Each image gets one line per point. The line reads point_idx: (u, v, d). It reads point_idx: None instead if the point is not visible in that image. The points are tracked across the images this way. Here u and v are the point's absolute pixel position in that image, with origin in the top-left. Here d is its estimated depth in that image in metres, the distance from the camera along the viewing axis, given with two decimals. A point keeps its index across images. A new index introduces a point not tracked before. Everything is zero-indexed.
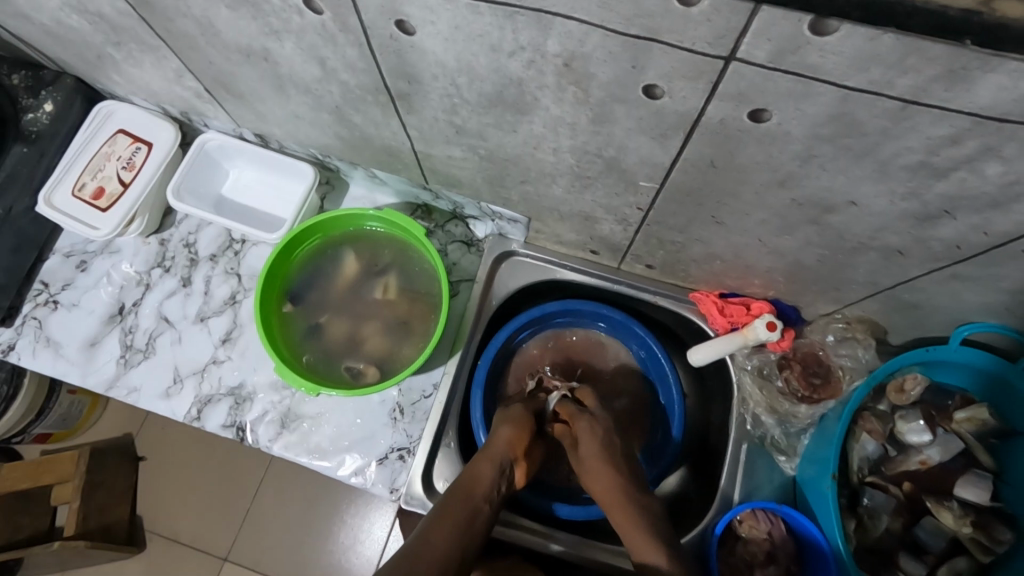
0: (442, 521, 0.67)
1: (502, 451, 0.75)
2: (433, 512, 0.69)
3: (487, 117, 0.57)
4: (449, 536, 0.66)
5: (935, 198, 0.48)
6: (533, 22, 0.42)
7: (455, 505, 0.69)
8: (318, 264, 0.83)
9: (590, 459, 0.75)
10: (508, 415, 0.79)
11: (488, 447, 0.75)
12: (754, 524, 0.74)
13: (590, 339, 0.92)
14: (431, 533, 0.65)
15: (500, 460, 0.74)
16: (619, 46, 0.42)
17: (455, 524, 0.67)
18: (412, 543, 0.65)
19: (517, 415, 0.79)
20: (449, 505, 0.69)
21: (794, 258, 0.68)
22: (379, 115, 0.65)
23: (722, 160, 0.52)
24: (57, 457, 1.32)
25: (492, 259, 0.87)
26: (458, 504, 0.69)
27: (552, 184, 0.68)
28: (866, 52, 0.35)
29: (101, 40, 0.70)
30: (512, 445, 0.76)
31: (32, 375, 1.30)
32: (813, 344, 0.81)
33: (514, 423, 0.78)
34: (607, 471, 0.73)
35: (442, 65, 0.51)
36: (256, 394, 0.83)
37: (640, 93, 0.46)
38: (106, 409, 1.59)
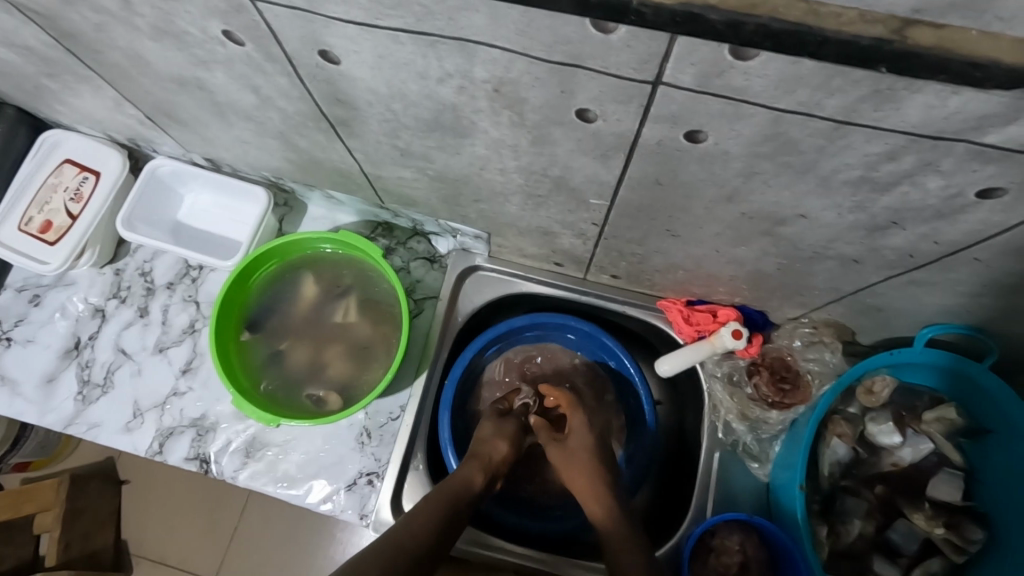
0: (426, 506, 0.66)
1: (493, 462, 0.75)
2: (424, 498, 0.68)
3: (429, 140, 0.55)
4: (433, 521, 0.64)
5: (882, 210, 0.47)
6: (456, 50, 0.41)
7: (446, 498, 0.68)
8: (280, 289, 0.82)
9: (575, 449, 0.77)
10: (503, 430, 0.79)
11: (481, 454, 0.75)
12: (725, 536, 0.73)
13: (560, 352, 0.91)
14: (416, 519, 0.64)
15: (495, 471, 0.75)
16: (545, 72, 0.40)
17: (443, 509, 0.66)
18: (395, 528, 0.63)
19: (509, 431, 0.79)
20: (434, 497, 0.67)
21: (753, 267, 0.67)
22: (322, 139, 0.63)
23: (666, 178, 0.50)
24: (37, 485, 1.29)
25: (456, 275, 0.86)
26: (440, 498, 0.67)
27: (506, 202, 0.66)
28: (790, 74, 0.34)
29: (33, 71, 0.68)
30: (502, 460, 0.76)
31: None
32: (781, 350, 0.80)
33: (508, 439, 0.78)
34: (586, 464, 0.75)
35: (373, 92, 0.49)
36: (219, 424, 0.81)
37: (574, 116, 0.45)
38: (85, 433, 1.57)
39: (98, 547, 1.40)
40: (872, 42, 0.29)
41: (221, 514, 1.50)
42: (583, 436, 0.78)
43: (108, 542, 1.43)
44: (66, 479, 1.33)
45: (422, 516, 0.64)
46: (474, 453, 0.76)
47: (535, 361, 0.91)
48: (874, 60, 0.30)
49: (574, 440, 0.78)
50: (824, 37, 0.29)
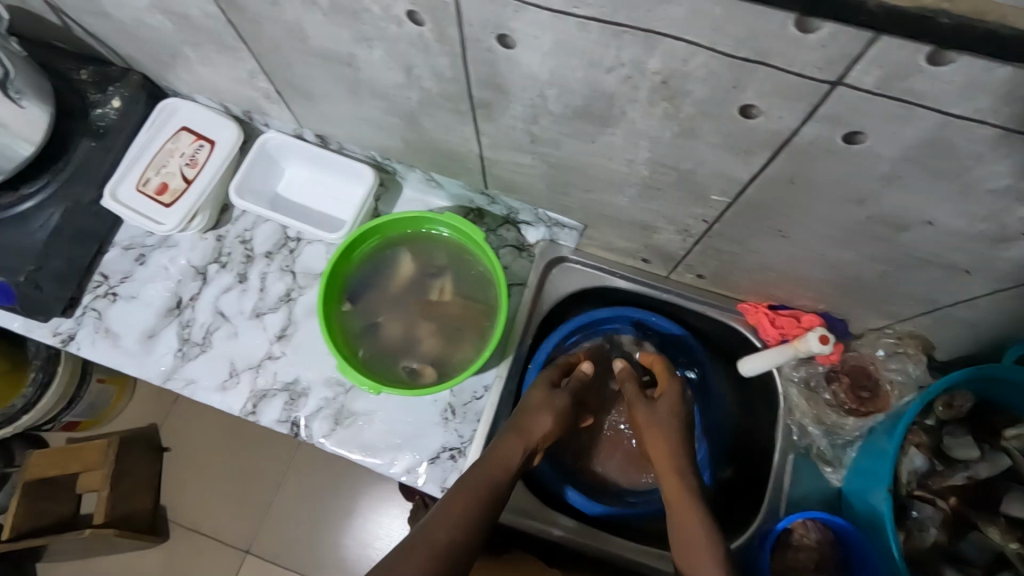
0: (461, 496, 0.64)
1: (532, 439, 0.74)
2: (452, 488, 0.66)
3: (568, 127, 0.58)
4: (465, 513, 0.62)
5: (1013, 219, 0.49)
6: (640, 41, 0.44)
7: (485, 486, 0.66)
8: (377, 261, 0.85)
9: (659, 427, 0.76)
10: (542, 399, 0.78)
11: (519, 431, 0.74)
12: (805, 532, 0.74)
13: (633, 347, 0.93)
14: (450, 508, 0.62)
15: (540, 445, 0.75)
16: (722, 67, 0.44)
17: (474, 499, 0.64)
18: (421, 532, 0.60)
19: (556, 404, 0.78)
20: (470, 486, 0.66)
21: (852, 275, 0.69)
22: (452, 121, 0.66)
23: (802, 177, 0.53)
24: (86, 446, 1.38)
25: (543, 265, 0.89)
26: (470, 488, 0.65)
27: (617, 194, 0.69)
28: (978, 81, 0.37)
29: (178, 40, 0.71)
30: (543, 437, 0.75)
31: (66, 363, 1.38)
32: (862, 358, 0.82)
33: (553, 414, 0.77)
34: (675, 446, 0.75)
35: (533, 77, 0.52)
36: (310, 389, 0.85)
37: (734, 112, 0.48)
38: (132, 398, 1.62)
39: (138, 509, 1.45)
40: None
41: (259, 487, 1.53)
42: (672, 403, 0.78)
43: (148, 505, 1.48)
44: (113, 443, 1.40)
45: (443, 526, 0.60)
46: (518, 426, 0.75)
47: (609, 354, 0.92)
48: None
49: (663, 405, 0.78)
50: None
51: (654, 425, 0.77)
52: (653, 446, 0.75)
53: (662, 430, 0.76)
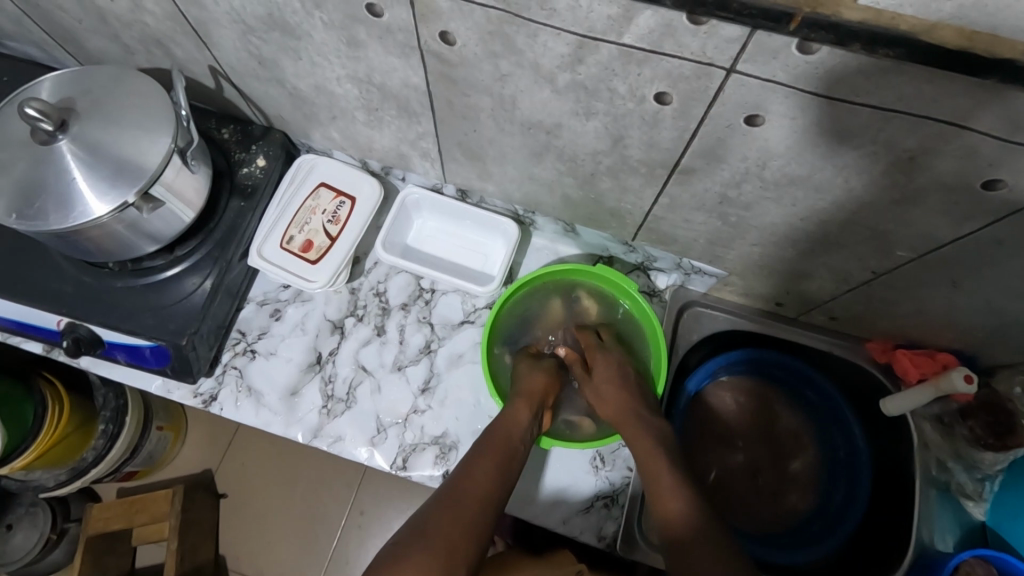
0: (477, 463, 0.69)
1: (535, 397, 0.80)
2: (471, 455, 0.71)
3: (773, 192, 0.61)
4: (488, 475, 0.68)
5: None
6: (908, 125, 0.47)
7: (498, 448, 0.71)
8: (532, 316, 0.92)
9: (606, 383, 0.81)
10: (541, 365, 0.86)
11: (525, 391, 0.80)
12: (975, 572, 0.75)
13: (768, 394, 0.97)
14: (475, 469, 0.68)
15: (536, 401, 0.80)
16: (983, 148, 0.47)
17: (493, 466, 0.69)
18: (446, 490, 0.66)
19: (548, 366, 0.86)
20: (486, 449, 0.71)
21: (1009, 321, 0.73)
22: (636, 183, 0.69)
23: (1012, 240, 0.57)
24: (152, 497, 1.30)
25: (675, 311, 0.92)
26: (494, 444, 0.72)
27: (787, 247, 0.72)
28: None
29: (355, 105, 0.73)
30: (544, 389, 0.82)
31: (133, 410, 1.31)
32: (998, 395, 0.83)
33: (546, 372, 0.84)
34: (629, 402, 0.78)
35: (764, 150, 0.55)
36: (460, 442, 0.84)
37: (975, 184, 0.51)
38: (185, 442, 1.56)
39: (203, 561, 1.37)
40: None
41: (322, 532, 1.48)
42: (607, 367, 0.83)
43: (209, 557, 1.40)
44: (177, 491, 1.31)
45: (482, 472, 0.68)
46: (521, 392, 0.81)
47: (746, 400, 0.97)
48: None
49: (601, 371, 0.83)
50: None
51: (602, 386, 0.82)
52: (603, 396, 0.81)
53: (611, 385, 0.81)
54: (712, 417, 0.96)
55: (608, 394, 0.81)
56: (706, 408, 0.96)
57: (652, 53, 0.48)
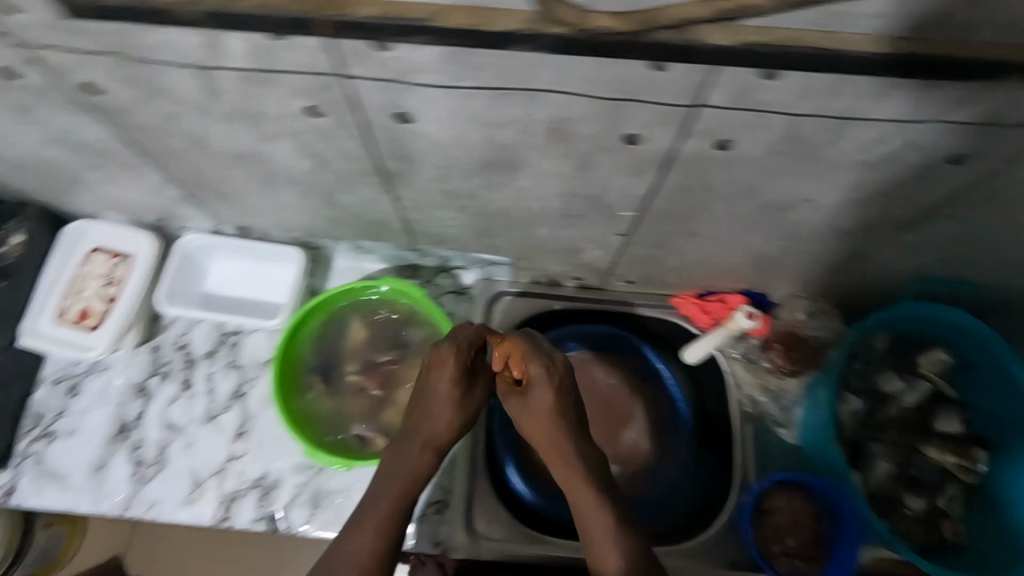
0: (359, 530, 0.62)
1: (433, 441, 0.69)
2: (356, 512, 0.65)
3: (480, 179, 0.62)
4: (372, 538, 0.61)
5: (876, 184, 0.57)
6: (524, 99, 0.48)
7: (395, 500, 0.65)
8: (339, 337, 0.85)
9: (537, 409, 0.67)
10: (443, 376, 0.69)
11: (416, 439, 0.69)
12: (774, 495, 0.80)
13: (618, 363, 0.92)
14: (358, 535, 0.62)
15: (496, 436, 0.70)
16: (599, 107, 0.49)
17: (379, 522, 0.63)
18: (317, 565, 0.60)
19: (437, 392, 0.69)
20: (379, 508, 0.64)
21: (759, 254, 0.76)
22: (369, 193, 0.69)
23: (694, 183, 0.59)
24: None
25: (484, 301, 0.92)
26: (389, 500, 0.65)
27: (539, 226, 0.74)
28: (807, 85, 0.44)
29: (77, 166, 0.71)
30: (449, 432, 0.70)
31: None
32: (788, 325, 0.88)
33: (455, 406, 0.70)
34: (557, 445, 0.67)
35: (437, 143, 0.56)
36: (281, 480, 0.83)
37: (620, 141, 0.53)
38: None
39: None
40: None
41: None
42: (543, 392, 0.67)
43: None
44: None
45: (370, 536, 0.62)
46: (421, 433, 0.69)
47: (602, 372, 0.92)
48: None
49: (534, 394, 0.67)
50: (839, 54, 0.42)
51: (529, 418, 0.68)
52: (529, 432, 0.68)
53: (545, 421, 0.67)
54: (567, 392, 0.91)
55: (540, 432, 0.67)
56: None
57: (269, 73, 0.48)
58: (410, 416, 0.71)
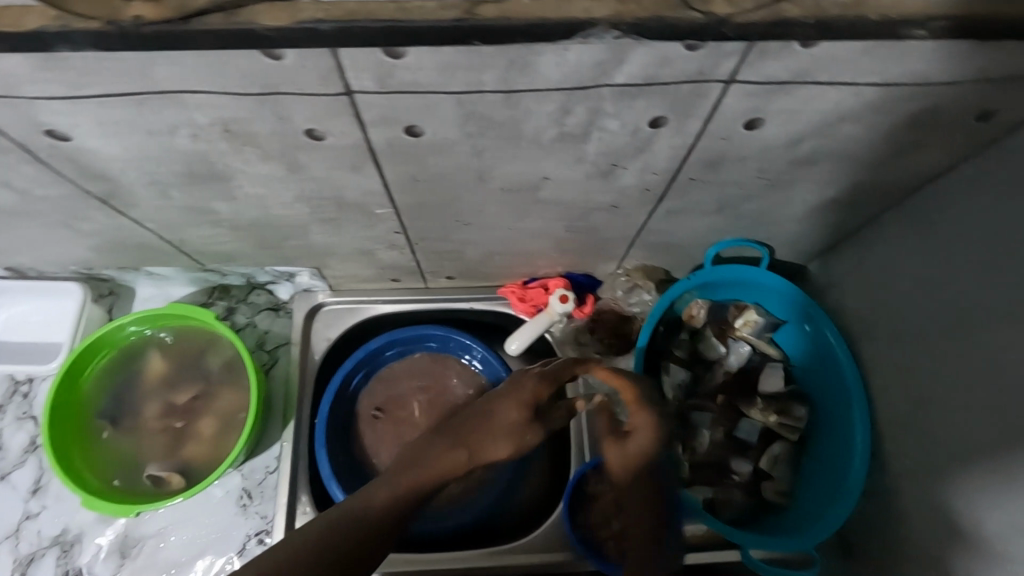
0: (343, 526, 0.52)
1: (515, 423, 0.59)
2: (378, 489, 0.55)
3: (201, 192, 0.58)
4: (345, 540, 0.51)
5: (597, 155, 0.54)
6: (165, 103, 0.44)
7: (399, 496, 0.55)
8: (131, 371, 0.79)
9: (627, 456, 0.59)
10: (515, 393, 0.61)
11: (518, 428, 0.59)
12: (599, 480, 0.77)
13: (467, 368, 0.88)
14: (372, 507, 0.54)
15: (644, 398, 0.62)
16: (252, 104, 0.44)
17: (356, 524, 0.52)
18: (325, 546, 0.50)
19: (525, 388, 0.61)
20: (389, 493, 0.55)
21: (551, 237, 0.74)
22: (103, 217, 0.63)
23: (421, 173, 0.55)
24: None
25: (303, 317, 0.87)
26: (372, 505, 0.53)
27: (309, 233, 0.69)
28: (441, 62, 0.41)
29: None
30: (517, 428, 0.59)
31: None
32: (611, 303, 0.88)
33: (521, 402, 0.60)
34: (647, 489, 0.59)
35: (119, 158, 0.51)
36: (84, 534, 0.77)
37: (305, 138, 0.49)
38: None
39: None
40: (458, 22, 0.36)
41: None
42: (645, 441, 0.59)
43: None
44: None
45: (349, 538, 0.51)
46: (464, 436, 0.59)
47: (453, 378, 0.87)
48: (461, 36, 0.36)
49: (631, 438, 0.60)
50: (414, 26, 0.36)
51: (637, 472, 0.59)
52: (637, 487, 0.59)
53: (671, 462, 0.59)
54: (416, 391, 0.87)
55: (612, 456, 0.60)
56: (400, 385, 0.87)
57: None
58: (466, 415, 0.61)
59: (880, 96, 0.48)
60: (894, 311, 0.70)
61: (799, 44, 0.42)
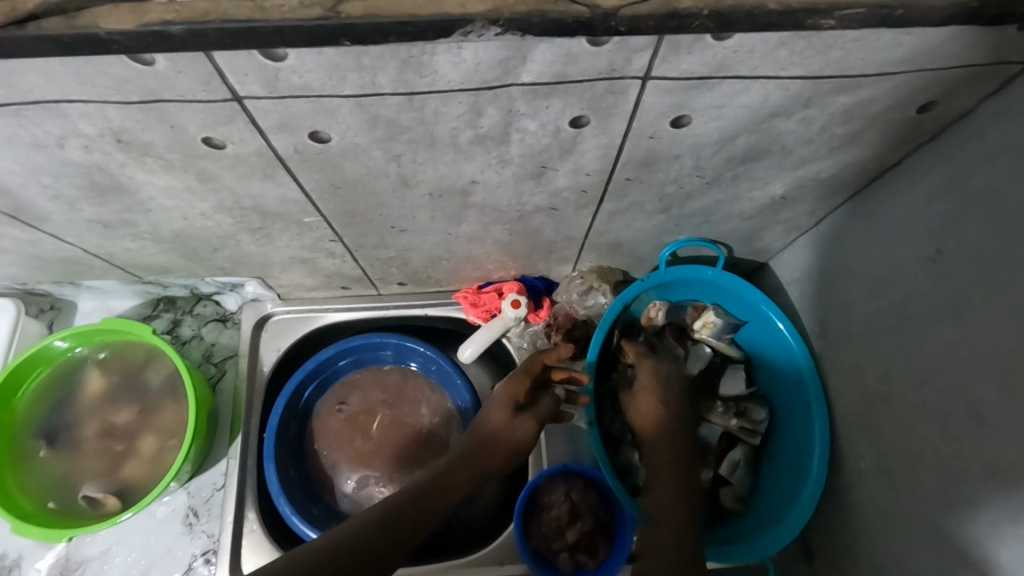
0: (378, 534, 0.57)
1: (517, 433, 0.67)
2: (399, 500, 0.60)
3: (113, 205, 0.55)
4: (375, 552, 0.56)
5: (522, 157, 0.52)
6: (44, 113, 0.42)
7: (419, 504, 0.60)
8: (70, 388, 0.76)
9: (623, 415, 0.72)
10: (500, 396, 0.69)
11: (513, 427, 0.67)
12: (553, 491, 0.75)
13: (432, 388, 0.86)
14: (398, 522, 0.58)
15: (658, 375, 0.74)
16: (138, 113, 0.42)
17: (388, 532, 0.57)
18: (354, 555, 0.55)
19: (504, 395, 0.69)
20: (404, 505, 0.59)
21: (494, 241, 0.71)
22: (18, 232, 0.61)
23: (339, 180, 0.53)
24: None
25: (250, 327, 0.85)
26: (403, 508, 0.59)
27: (240, 243, 0.67)
28: (328, 64, 0.38)
29: None
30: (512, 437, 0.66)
31: None
32: (567, 306, 0.84)
33: (509, 411, 0.68)
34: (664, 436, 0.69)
35: (13, 172, 0.49)
36: (23, 558, 0.76)
37: (205, 147, 0.46)
38: None
39: None
40: (316, 23, 0.33)
41: None
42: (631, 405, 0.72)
43: None
44: None
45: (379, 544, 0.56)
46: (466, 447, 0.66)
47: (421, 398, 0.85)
48: (330, 37, 0.34)
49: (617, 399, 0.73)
50: (274, 27, 0.33)
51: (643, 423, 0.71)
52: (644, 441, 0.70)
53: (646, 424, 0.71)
54: (382, 405, 0.85)
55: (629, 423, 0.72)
56: (361, 400, 0.85)
57: None
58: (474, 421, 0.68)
59: (808, 90, 0.46)
60: (848, 310, 0.67)
61: (711, 37, 0.39)
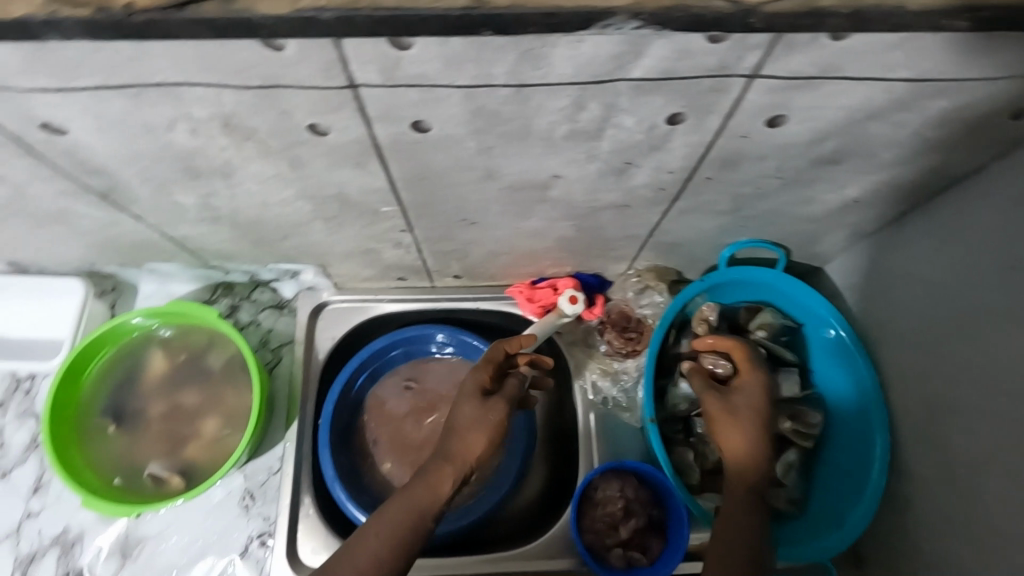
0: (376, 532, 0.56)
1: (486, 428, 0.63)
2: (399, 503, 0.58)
3: (201, 188, 0.56)
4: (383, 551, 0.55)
5: (610, 153, 0.52)
6: (162, 96, 0.43)
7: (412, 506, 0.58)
8: (134, 368, 0.78)
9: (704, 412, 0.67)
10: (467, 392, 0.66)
11: (487, 422, 0.63)
12: (608, 486, 0.75)
13: None
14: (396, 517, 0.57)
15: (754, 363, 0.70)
16: (252, 98, 0.43)
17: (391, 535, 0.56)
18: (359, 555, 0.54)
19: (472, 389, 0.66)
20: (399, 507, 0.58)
21: (558, 237, 0.71)
22: (101, 213, 0.62)
23: (427, 170, 0.53)
24: None
25: (306, 315, 0.85)
26: (402, 510, 0.57)
27: (311, 231, 0.67)
28: (449, 53, 0.39)
29: None
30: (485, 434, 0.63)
31: None
32: (621, 304, 0.85)
33: (478, 407, 0.64)
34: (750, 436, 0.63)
35: (115, 154, 0.50)
36: (84, 534, 0.77)
37: (307, 133, 0.47)
38: None
39: None
40: (461, 13, 0.35)
41: None
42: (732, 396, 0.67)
43: None
44: None
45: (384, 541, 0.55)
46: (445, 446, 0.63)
47: None
48: (471, 26, 0.35)
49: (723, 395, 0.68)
50: (420, 14, 0.35)
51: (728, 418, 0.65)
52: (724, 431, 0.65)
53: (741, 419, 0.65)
54: (442, 401, 0.85)
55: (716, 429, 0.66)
56: (415, 393, 0.86)
57: None
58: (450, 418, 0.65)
59: (910, 92, 0.46)
60: (912, 314, 0.67)
61: (828, 37, 0.39)
